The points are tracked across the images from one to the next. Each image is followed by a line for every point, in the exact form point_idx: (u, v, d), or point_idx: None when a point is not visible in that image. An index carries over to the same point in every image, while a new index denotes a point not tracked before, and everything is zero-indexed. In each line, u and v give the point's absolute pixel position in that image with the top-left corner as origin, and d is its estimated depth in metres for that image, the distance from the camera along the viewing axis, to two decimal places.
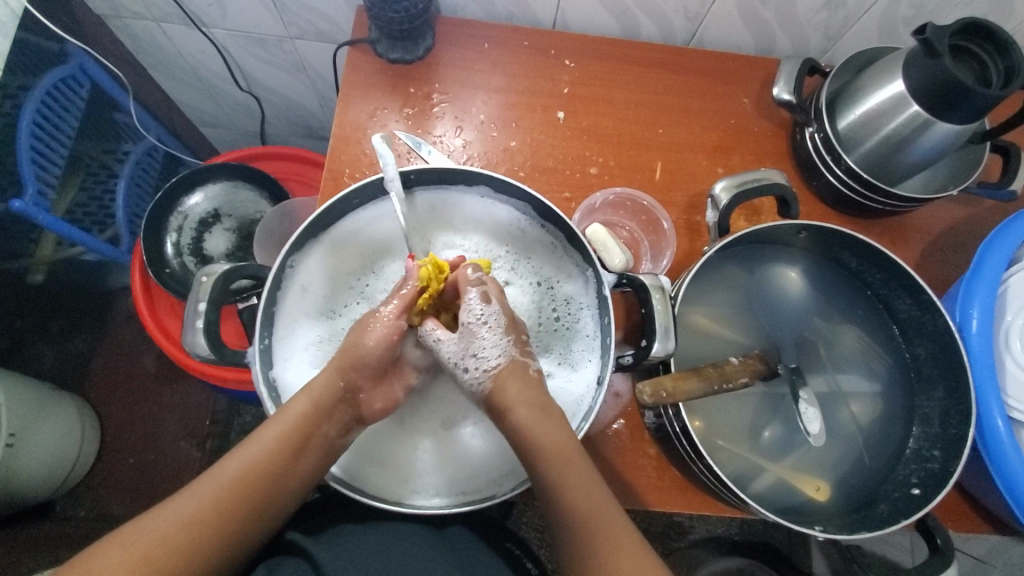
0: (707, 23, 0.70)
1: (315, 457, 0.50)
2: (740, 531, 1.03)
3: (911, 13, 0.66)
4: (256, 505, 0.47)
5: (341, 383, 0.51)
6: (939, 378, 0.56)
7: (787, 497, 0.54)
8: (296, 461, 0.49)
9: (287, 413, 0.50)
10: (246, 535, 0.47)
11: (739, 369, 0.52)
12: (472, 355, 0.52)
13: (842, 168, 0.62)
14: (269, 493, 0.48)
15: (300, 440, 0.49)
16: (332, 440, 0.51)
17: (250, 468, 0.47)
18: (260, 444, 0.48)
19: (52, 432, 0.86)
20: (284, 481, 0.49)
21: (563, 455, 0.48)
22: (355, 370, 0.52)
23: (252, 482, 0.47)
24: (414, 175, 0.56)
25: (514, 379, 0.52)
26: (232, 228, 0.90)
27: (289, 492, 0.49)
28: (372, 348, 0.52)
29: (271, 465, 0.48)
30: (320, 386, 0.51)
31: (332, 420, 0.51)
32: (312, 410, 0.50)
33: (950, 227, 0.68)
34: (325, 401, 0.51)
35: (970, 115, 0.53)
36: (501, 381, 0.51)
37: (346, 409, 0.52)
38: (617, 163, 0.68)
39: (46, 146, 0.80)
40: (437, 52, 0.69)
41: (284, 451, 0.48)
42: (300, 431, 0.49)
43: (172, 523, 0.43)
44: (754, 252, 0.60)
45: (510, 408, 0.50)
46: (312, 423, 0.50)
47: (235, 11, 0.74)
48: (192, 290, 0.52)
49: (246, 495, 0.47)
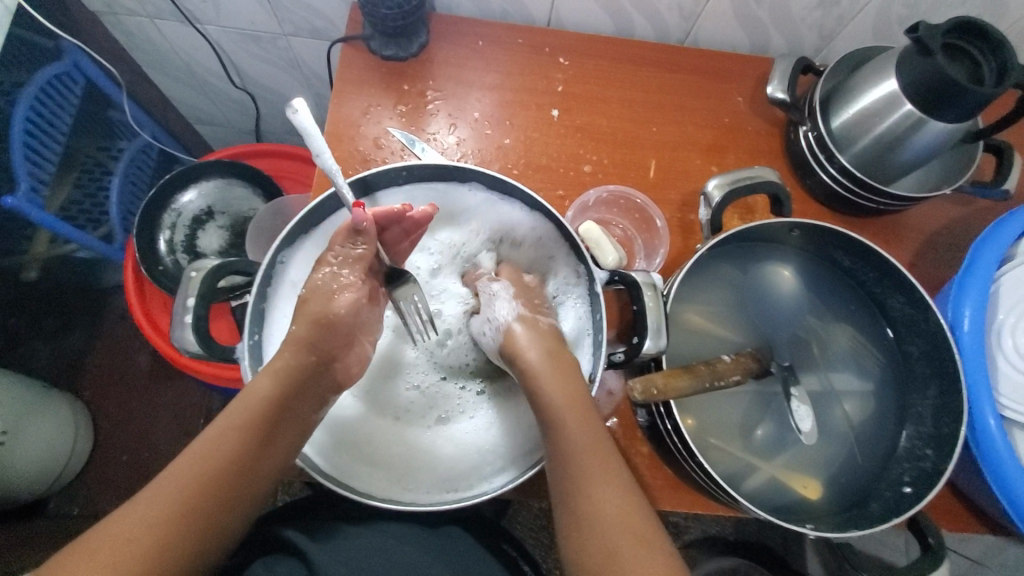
0: (701, 21, 0.70)
1: (286, 436, 0.49)
2: (734, 530, 1.02)
3: (905, 12, 0.66)
4: (227, 495, 0.45)
5: (312, 358, 0.50)
6: (931, 377, 0.56)
7: (779, 496, 0.54)
8: (267, 443, 0.47)
9: (250, 395, 0.48)
10: (222, 529, 0.45)
11: (731, 367, 0.52)
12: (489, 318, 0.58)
13: (835, 168, 0.63)
14: (237, 484, 0.46)
15: (266, 422, 0.47)
16: (304, 419, 0.50)
17: (213, 459, 0.45)
18: (223, 433, 0.46)
19: (44, 431, 0.85)
20: (255, 470, 0.47)
21: (584, 439, 0.48)
22: (323, 340, 0.51)
23: (219, 474, 0.45)
24: (405, 171, 0.56)
25: (550, 355, 0.53)
26: (225, 226, 0.89)
27: (263, 475, 0.47)
28: (342, 314, 0.53)
29: (237, 454, 0.46)
30: (282, 365, 0.49)
31: (306, 398, 0.50)
32: (276, 390, 0.48)
33: (943, 226, 0.68)
34: (289, 381, 0.49)
35: (963, 114, 0.53)
36: (509, 335, 0.55)
37: (320, 383, 0.51)
38: (611, 161, 0.68)
39: (40, 143, 0.80)
40: (432, 50, 0.69)
41: (250, 436, 0.46)
42: (264, 413, 0.47)
43: (140, 524, 0.42)
44: (747, 250, 0.60)
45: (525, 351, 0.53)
46: (279, 404, 0.48)
47: (230, 8, 0.74)
48: (181, 286, 0.52)
49: (214, 484, 0.45)
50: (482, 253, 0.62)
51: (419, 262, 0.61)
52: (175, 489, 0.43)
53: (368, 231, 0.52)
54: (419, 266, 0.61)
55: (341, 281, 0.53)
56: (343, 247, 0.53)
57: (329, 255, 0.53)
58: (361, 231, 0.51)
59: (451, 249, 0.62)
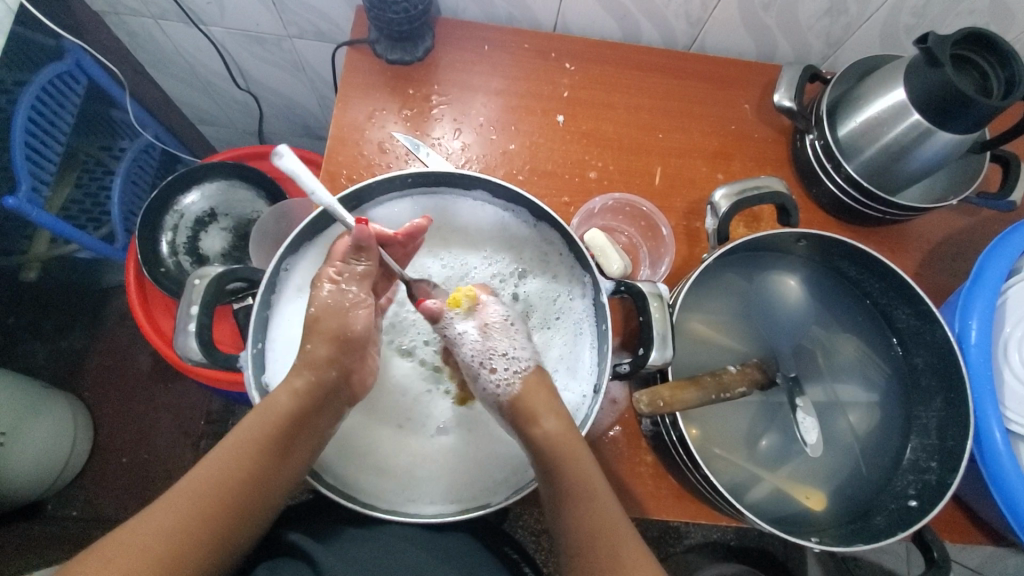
0: (708, 27, 0.70)
1: (302, 452, 0.49)
2: (736, 536, 1.01)
3: (912, 21, 0.66)
4: (240, 507, 0.45)
5: (333, 372, 0.50)
6: (937, 390, 0.55)
7: (783, 508, 0.54)
8: (286, 456, 0.48)
9: (271, 407, 0.47)
10: (231, 540, 0.45)
11: (737, 378, 0.52)
12: (501, 355, 0.52)
13: (842, 176, 0.62)
14: (249, 497, 0.46)
15: (283, 435, 0.47)
16: (320, 433, 0.50)
17: (232, 471, 0.45)
18: (240, 444, 0.46)
19: (41, 433, 0.84)
20: (269, 484, 0.47)
21: (607, 530, 0.47)
22: (347, 355, 0.50)
23: (236, 484, 0.45)
24: (411, 178, 0.56)
25: (567, 432, 0.49)
26: (228, 228, 0.89)
27: (280, 489, 0.48)
28: (358, 330, 0.52)
29: (251, 465, 0.46)
30: (303, 383, 0.49)
31: (324, 412, 0.50)
32: (295, 405, 0.48)
33: (950, 236, 0.68)
34: (310, 400, 0.49)
35: (973, 124, 0.52)
36: (528, 386, 0.52)
37: (338, 398, 0.51)
38: (616, 168, 0.68)
39: (41, 142, 0.79)
40: (437, 54, 0.69)
41: (266, 449, 0.47)
42: (286, 427, 0.47)
43: (157, 534, 0.42)
44: (753, 259, 0.60)
45: (541, 418, 0.49)
46: (297, 416, 0.48)
47: (233, 9, 0.74)
48: (186, 293, 0.52)
49: (232, 495, 0.45)
50: (487, 275, 0.59)
51: (431, 266, 0.59)
52: (190, 494, 0.44)
53: (372, 247, 0.50)
54: (435, 275, 0.59)
55: (350, 296, 0.51)
56: (347, 263, 0.51)
57: (330, 271, 0.51)
58: (366, 248, 0.50)
59: (456, 262, 0.59)
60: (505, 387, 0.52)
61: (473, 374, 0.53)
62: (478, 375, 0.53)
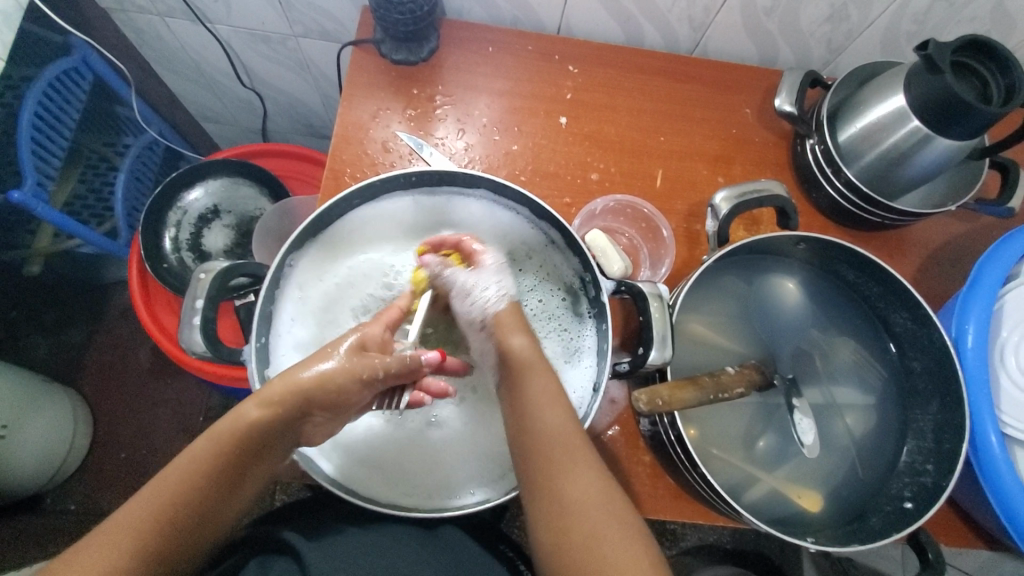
0: (711, 32, 0.71)
1: (248, 482, 0.48)
2: (732, 539, 1.03)
3: (913, 28, 0.67)
4: (184, 539, 0.44)
5: (295, 410, 0.47)
6: (934, 393, 0.56)
7: (780, 508, 0.54)
8: (231, 487, 0.46)
9: (216, 436, 0.45)
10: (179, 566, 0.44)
11: (736, 379, 0.52)
12: (487, 279, 0.54)
13: (841, 181, 0.63)
14: (200, 525, 0.45)
15: (232, 469, 0.45)
16: (271, 463, 0.48)
17: (175, 507, 0.43)
18: (187, 477, 0.43)
19: (42, 426, 0.85)
20: (214, 515, 0.46)
21: (568, 449, 0.45)
22: (321, 400, 0.48)
23: (178, 520, 0.43)
24: (414, 176, 0.57)
25: (537, 351, 0.50)
26: (231, 225, 0.90)
27: (224, 516, 0.47)
28: (336, 379, 0.48)
29: (198, 500, 0.44)
30: (256, 414, 0.45)
31: (278, 446, 0.48)
32: (244, 437, 0.45)
33: (949, 242, 0.69)
34: (272, 429, 0.46)
35: (971, 130, 0.53)
36: (509, 311, 0.53)
37: (289, 435, 0.48)
38: (618, 169, 0.68)
39: (46, 137, 0.80)
40: (442, 55, 0.69)
41: (215, 485, 0.44)
42: (232, 462, 0.45)
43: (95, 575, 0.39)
44: (753, 263, 0.61)
45: (516, 333, 0.51)
46: (249, 443, 0.45)
47: (241, 8, 0.74)
48: (191, 287, 0.53)
49: (175, 529, 0.43)
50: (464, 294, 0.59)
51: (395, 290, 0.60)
52: (133, 529, 0.41)
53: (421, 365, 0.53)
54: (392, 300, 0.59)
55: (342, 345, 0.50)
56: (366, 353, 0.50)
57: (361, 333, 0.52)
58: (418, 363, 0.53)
59: None
60: (489, 306, 0.53)
61: (462, 295, 0.55)
62: (467, 297, 0.54)
